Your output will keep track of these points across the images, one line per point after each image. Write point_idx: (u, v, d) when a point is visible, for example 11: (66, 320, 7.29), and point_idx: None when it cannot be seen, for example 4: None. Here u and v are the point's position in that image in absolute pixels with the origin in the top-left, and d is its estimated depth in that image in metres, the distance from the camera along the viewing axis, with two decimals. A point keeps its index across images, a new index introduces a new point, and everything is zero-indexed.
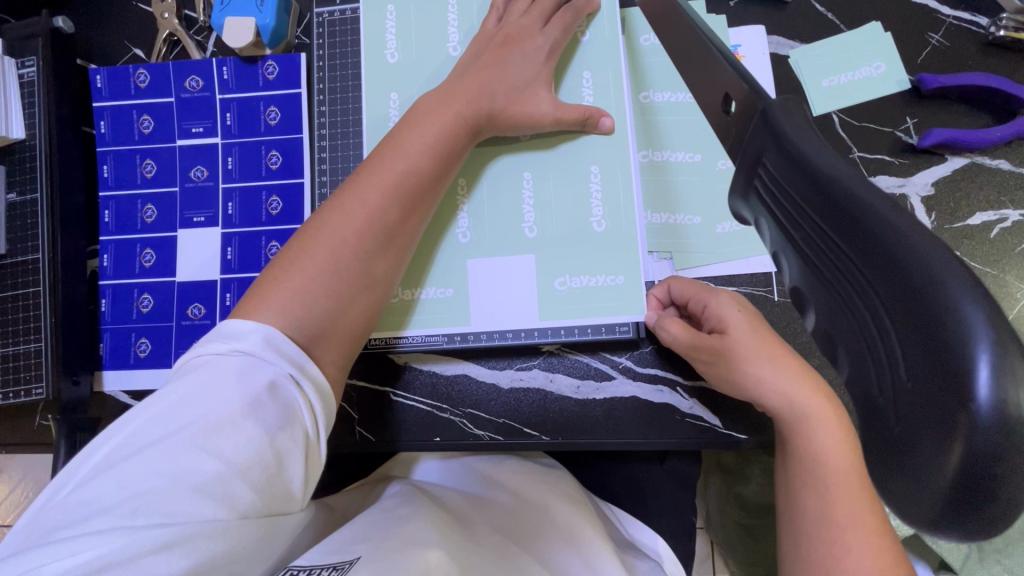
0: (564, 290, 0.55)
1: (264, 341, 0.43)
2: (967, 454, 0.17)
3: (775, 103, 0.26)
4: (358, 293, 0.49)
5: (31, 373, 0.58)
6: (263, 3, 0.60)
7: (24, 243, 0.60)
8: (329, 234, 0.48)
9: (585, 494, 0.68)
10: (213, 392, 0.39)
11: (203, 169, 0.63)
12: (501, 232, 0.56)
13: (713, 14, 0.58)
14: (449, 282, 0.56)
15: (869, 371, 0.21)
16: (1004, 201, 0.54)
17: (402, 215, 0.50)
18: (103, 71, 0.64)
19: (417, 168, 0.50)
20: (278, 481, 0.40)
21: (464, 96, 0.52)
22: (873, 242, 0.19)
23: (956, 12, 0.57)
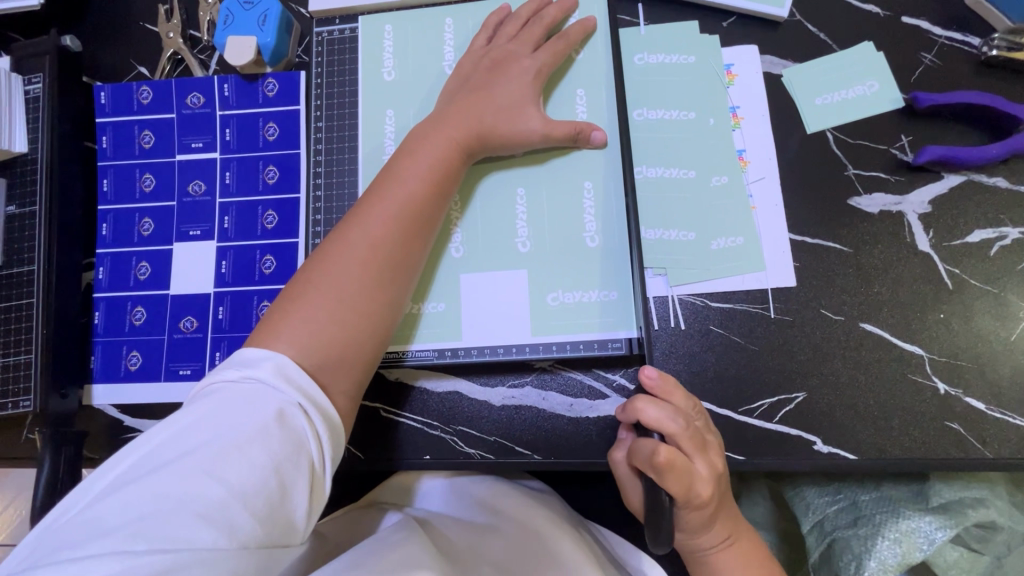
0: (556, 305, 0.54)
1: (275, 368, 0.43)
2: None
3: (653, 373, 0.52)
4: (369, 315, 0.48)
5: (18, 386, 0.57)
6: (264, 22, 0.62)
7: (20, 255, 0.60)
8: (335, 262, 0.48)
9: (576, 517, 0.67)
10: (222, 419, 0.40)
11: (201, 183, 0.64)
12: (495, 248, 0.56)
13: (706, 34, 0.59)
14: (441, 297, 0.56)
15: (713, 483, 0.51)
16: (1003, 219, 0.54)
17: (410, 241, 0.51)
18: (108, 88, 0.65)
19: (425, 196, 0.51)
20: (282, 510, 0.39)
21: (459, 118, 0.53)
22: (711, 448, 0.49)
23: (948, 32, 0.57)
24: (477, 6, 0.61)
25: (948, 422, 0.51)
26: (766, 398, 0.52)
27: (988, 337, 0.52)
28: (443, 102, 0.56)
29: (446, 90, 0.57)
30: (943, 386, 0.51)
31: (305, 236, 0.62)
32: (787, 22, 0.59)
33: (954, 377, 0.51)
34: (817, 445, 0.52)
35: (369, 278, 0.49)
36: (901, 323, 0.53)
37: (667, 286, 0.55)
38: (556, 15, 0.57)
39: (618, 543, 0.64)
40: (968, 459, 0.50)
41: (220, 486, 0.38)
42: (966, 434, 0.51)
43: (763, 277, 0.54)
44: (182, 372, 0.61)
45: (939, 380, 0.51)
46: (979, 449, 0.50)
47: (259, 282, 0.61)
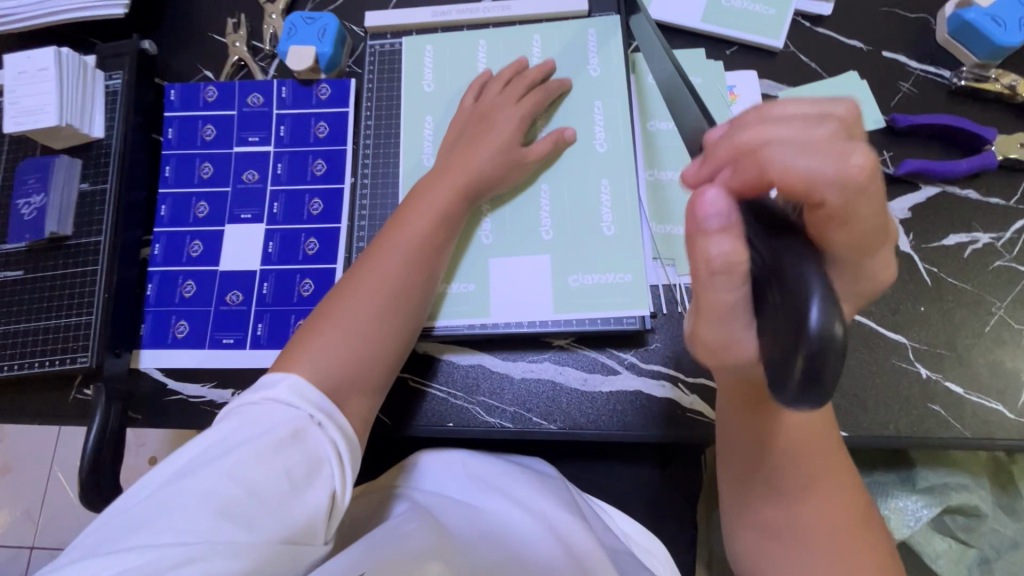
0: (576, 286, 0.60)
1: (290, 389, 0.47)
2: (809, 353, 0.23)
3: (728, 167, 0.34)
4: (378, 341, 0.53)
5: (77, 344, 0.63)
6: (323, 35, 0.70)
7: (88, 227, 0.66)
8: (348, 298, 0.53)
9: (572, 488, 0.69)
10: (245, 430, 0.43)
11: (254, 172, 0.71)
12: (523, 234, 0.62)
13: (711, 60, 0.67)
14: (471, 278, 0.61)
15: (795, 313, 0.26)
16: (975, 225, 0.60)
17: (416, 276, 0.56)
18: (177, 87, 0.73)
19: (432, 234, 0.57)
20: (301, 512, 0.42)
21: (458, 164, 0.59)
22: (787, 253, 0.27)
23: (922, 65, 0.65)
24: (510, 29, 0.69)
25: (930, 404, 0.56)
26: None
27: (964, 329, 0.57)
28: (444, 151, 0.63)
29: (446, 140, 0.64)
30: (925, 371, 0.57)
31: (347, 222, 0.68)
32: (782, 52, 0.67)
33: (935, 364, 0.57)
34: None
35: (379, 308, 0.53)
36: (886, 314, 0.58)
37: (675, 275, 0.61)
38: (537, 75, 0.64)
39: (625, 525, 0.66)
40: (948, 437, 0.55)
41: (242, 487, 0.40)
42: (946, 414, 0.55)
43: None
44: (225, 340, 0.66)
45: (921, 366, 0.57)
46: (958, 429, 0.55)
47: (302, 262, 0.67)
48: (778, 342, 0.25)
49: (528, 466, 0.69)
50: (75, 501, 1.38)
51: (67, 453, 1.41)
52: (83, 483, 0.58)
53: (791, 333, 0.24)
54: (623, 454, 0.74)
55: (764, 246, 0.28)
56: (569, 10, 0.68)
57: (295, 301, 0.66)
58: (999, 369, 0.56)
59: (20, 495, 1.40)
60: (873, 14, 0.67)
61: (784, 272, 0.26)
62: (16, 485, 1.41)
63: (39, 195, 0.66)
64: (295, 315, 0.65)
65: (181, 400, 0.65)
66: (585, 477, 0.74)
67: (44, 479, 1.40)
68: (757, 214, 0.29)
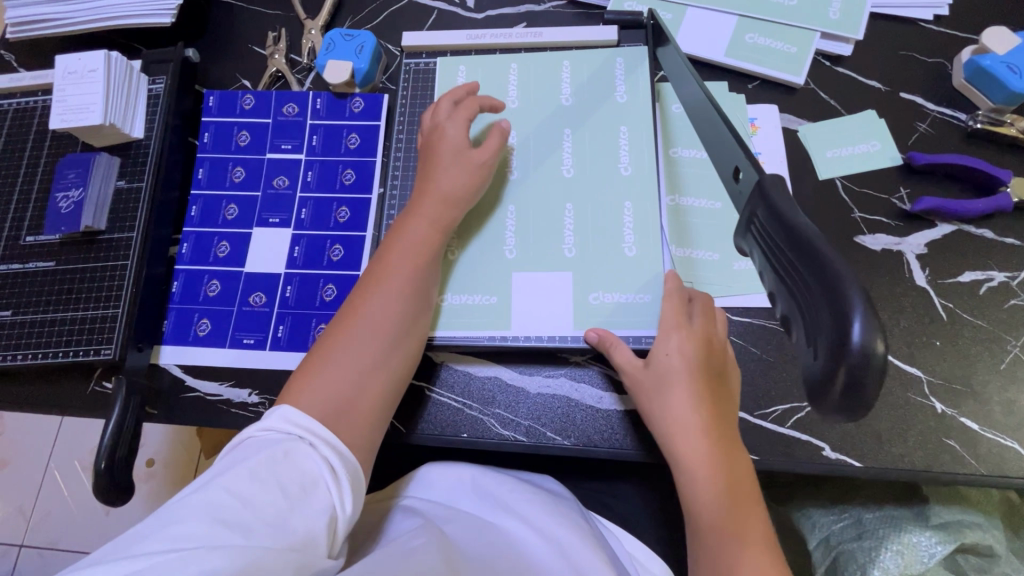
0: (597, 303, 0.61)
1: (284, 417, 0.48)
2: (850, 369, 0.27)
3: (770, 179, 0.34)
4: (374, 377, 0.53)
5: (102, 335, 0.64)
6: (361, 52, 0.73)
7: (122, 223, 0.68)
8: (343, 336, 0.53)
9: (584, 514, 0.68)
10: (236, 455, 0.44)
11: (284, 179, 0.72)
12: (545, 251, 0.63)
13: (734, 93, 0.69)
14: (495, 291, 0.62)
15: (816, 320, 0.29)
16: (991, 264, 0.61)
17: (406, 311, 0.56)
18: (216, 94, 0.76)
19: (416, 264, 0.57)
20: (300, 522, 0.41)
21: (433, 200, 0.60)
22: (813, 258, 0.29)
23: (938, 107, 0.68)
24: (540, 55, 0.71)
25: (945, 439, 0.56)
26: (779, 404, 0.58)
27: (979, 365, 0.58)
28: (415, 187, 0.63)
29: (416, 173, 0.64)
30: (940, 406, 0.57)
31: (372, 231, 0.69)
32: (803, 89, 0.69)
33: (950, 399, 0.57)
34: (826, 450, 0.56)
35: (370, 344, 0.53)
36: (901, 348, 0.59)
37: None
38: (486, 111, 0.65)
39: (634, 549, 0.65)
40: (963, 474, 0.55)
41: (234, 497, 0.40)
42: (962, 450, 0.55)
43: None
44: (246, 341, 0.67)
45: (937, 401, 0.57)
46: (973, 465, 0.55)
47: (326, 268, 0.68)
48: (818, 355, 0.28)
49: (539, 488, 0.69)
50: (69, 501, 1.37)
51: (65, 451, 1.41)
52: (100, 473, 0.58)
53: (831, 351, 0.27)
54: (632, 476, 0.74)
55: (804, 263, 0.30)
56: (598, 39, 0.70)
57: (317, 306, 0.67)
58: (1015, 407, 0.57)
59: (15, 491, 1.39)
60: (891, 57, 0.70)
61: (828, 289, 0.28)
62: (12, 480, 1.40)
63: (78, 189, 0.67)
64: (317, 319, 0.66)
65: (198, 398, 0.65)
66: (592, 497, 0.74)
67: (41, 476, 1.39)
68: (787, 233, 0.32)
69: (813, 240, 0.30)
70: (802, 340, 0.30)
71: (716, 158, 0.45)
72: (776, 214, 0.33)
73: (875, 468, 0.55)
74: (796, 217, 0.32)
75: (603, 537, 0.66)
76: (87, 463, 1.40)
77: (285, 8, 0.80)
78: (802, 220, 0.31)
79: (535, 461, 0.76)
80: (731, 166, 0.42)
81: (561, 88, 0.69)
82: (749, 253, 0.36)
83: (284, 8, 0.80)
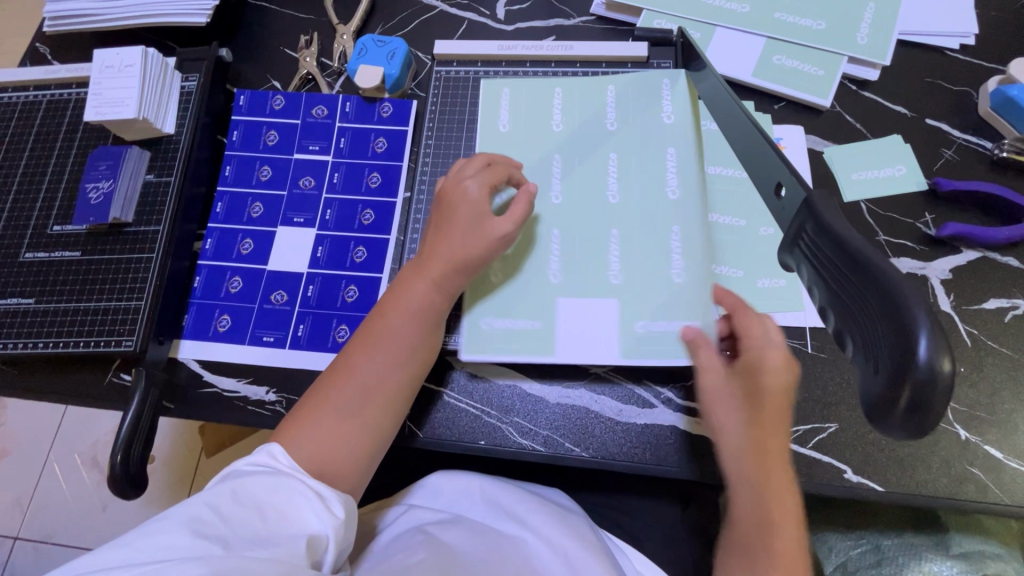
0: (644, 332, 0.60)
1: (270, 454, 0.48)
2: (914, 387, 0.27)
3: (816, 194, 0.35)
4: (357, 439, 0.52)
5: (124, 327, 0.64)
6: (392, 58, 0.74)
7: (150, 216, 0.68)
8: (333, 391, 0.53)
9: (592, 528, 0.67)
10: (226, 477, 0.45)
11: (311, 179, 0.73)
12: (581, 275, 0.63)
13: (761, 112, 0.70)
14: (541, 318, 0.62)
15: (876, 337, 0.29)
16: (1016, 292, 0.61)
17: (396, 375, 0.55)
18: (247, 94, 0.76)
19: (410, 328, 0.56)
20: (281, 537, 0.41)
21: (437, 257, 0.57)
22: (870, 276, 0.30)
23: (965, 135, 0.68)
24: (592, 85, 0.71)
25: (969, 467, 0.55)
26: (801, 424, 0.57)
27: (1004, 394, 0.58)
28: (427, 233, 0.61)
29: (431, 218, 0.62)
30: (964, 433, 0.56)
31: (397, 235, 0.70)
32: (829, 111, 0.70)
33: (974, 427, 0.56)
34: (847, 473, 0.56)
35: (356, 409, 0.53)
36: None
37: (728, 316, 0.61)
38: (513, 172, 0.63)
39: (643, 567, 0.64)
40: (987, 503, 0.54)
41: (216, 513, 0.41)
42: (986, 479, 0.55)
43: (799, 315, 0.61)
44: (266, 338, 0.66)
45: (961, 428, 0.56)
46: (997, 494, 0.54)
47: (349, 269, 0.68)
48: (880, 373, 0.29)
49: (550, 499, 0.68)
50: (67, 494, 1.36)
51: (64, 445, 1.40)
52: (116, 465, 0.58)
53: (895, 369, 0.28)
54: (645, 492, 0.73)
55: (860, 281, 0.30)
56: (627, 55, 0.71)
57: (338, 307, 0.67)
58: None
59: (13, 482, 1.38)
60: (918, 83, 0.71)
61: (891, 306, 0.28)
62: (11, 471, 1.39)
63: (108, 181, 0.68)
64: (338, 319, 0.66)
65: (215, 394, 0.65)
66: (604, 512, 0.73)
67: (40, 467, 1.38)
68: (839, 252, 0.32)
69: (869, 255, 0.30)
70: (860, 357, 0.30)
71: (757, 179, 0.46)
72: (825, 229, 0.33)
73: (896, 492, 0.55)
74: (846, 233, 0.32)
75: (611, 552, 0.64)
76: (86, 457, 1.39)
77: (318, 13, 0.81)
78: (852, 235, 0.32)
79: (547, 473, 0.75)
80: (773, 183, 0.42)
81: (607, 115, 0.69)
82: (796, 268, 0.37)
83: (316, 12, 0.81)
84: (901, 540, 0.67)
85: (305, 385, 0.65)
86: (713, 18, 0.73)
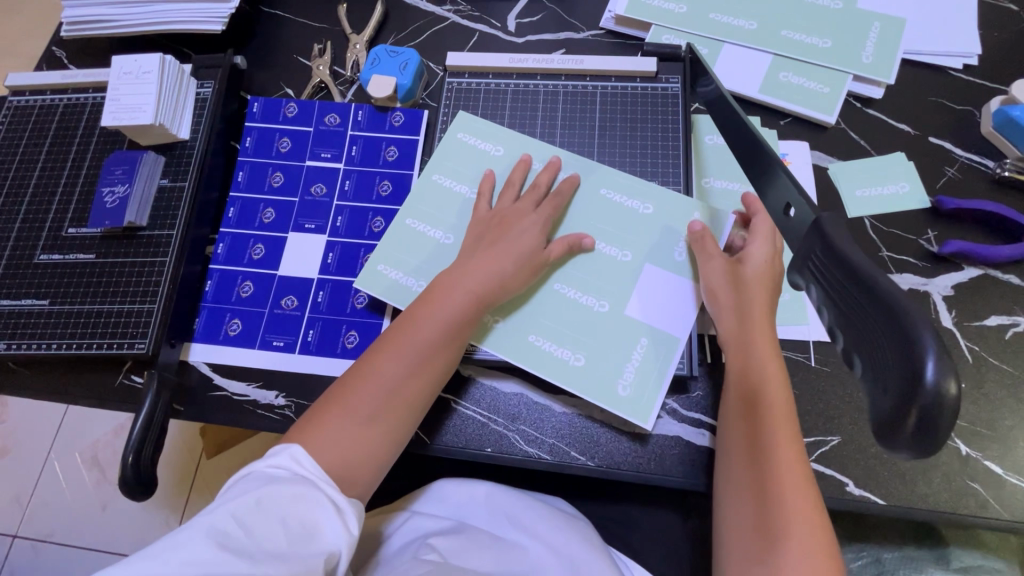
0: (682, 258, 0.63)
1: (293, 456, 0.48)
2: (921, 410, 0.27)
3: (826, 217, 0.36)
4: (376, 443, 0.53)
5: (136, 330, 0.65)
6: (405, 68, 0.75)
7: (163, 220, 0.69)
8: (361, 394, 0.54)
9: (596, 534, 0.68)
10: (249, 482, 0.45)
11: (322, 186, 0.74)
12: (623, 322, 0.61)
13: (766, 128, 0.71)
14: (641, 334, 0.61)
15: (885, 359, 0.30)
16: (1017, 309, 0.62)
17: (420, 383, 0.56)
18: (261, 101, 0.77)
19: (442, 338, 0.57)
20: (300, 554, 0.42)
21: (475, 271, 0.59)
22: (879, 298, 0.30)
23: (967, 154, 0.69)
24: (474, 116, 0.73)
25: (969, 481, 0.56)
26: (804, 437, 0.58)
27: (1004, 410, 0.58)
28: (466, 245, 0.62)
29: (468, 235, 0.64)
30: (964, 448, 0.57)
31: None
32: (834, 128, 0.71)
33: (975, 442, 0.57)
34: (849, 486, 0.56)
35: (378, 418, 0.53)
36: None
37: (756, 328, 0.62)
38: (546, 179, 0.66)
39: None
40: (986, 518, 0.55)
41: (241, 527, 0.42)
42: (986, 494, 0.56)
43: (803, 329, 0.62)
44: (275, 343, 0.67)
45: (961, 443, 0.57)
46: (997, 509, 0.55)
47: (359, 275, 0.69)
48: (888, 393, 0.29)
49: (554, 507, 0.69)
50: (69, 493, 1.36)
51: (66, 443, 1.40)
52: (126, 466, 0.59)
53: (905, 389, 0.28)
54: (648, 501, 0.74)
55: (869, 303, 0.31)
56: (636, 70, 0.72)
57: (348, 313, 0.68)
58: None
59: (15, 479, 1.38)
60: (921, 102, 0.72)
61: (896, 330, 0.29)
62: (12, 468, 1.39)
63: (123, 185, 0.69)
64: (347, 325, 0.67)
65: (225, 397, 0.66)
66: (606, 520, 0.73)
67: (41, 465, 1.39)
68: (847, 274, 0.33)
69: (877, 280, 0.31)
70: (868, 378, 0.31)
71: (765, 199, 0.46)
72: (834, 253, 0.34)
73: (897, 506, 0.56)
74: (854, 258, 0.33)
75: (614, 557, 0.65)
76: (88, 457, 1.39)
77: (331, 22, 0.83)
78: (858, 258, 0.33)
79: (551, 480, 0.76)
80: (782, 205, 0.43)
81: (487, 143, 0.71)
82: (804, 288, 0.38)
83: (330, 22, 0.83)
84: (901, 554, 0.68)
85: (313, 390, 0.66)
86: (721, 34, 0.75)
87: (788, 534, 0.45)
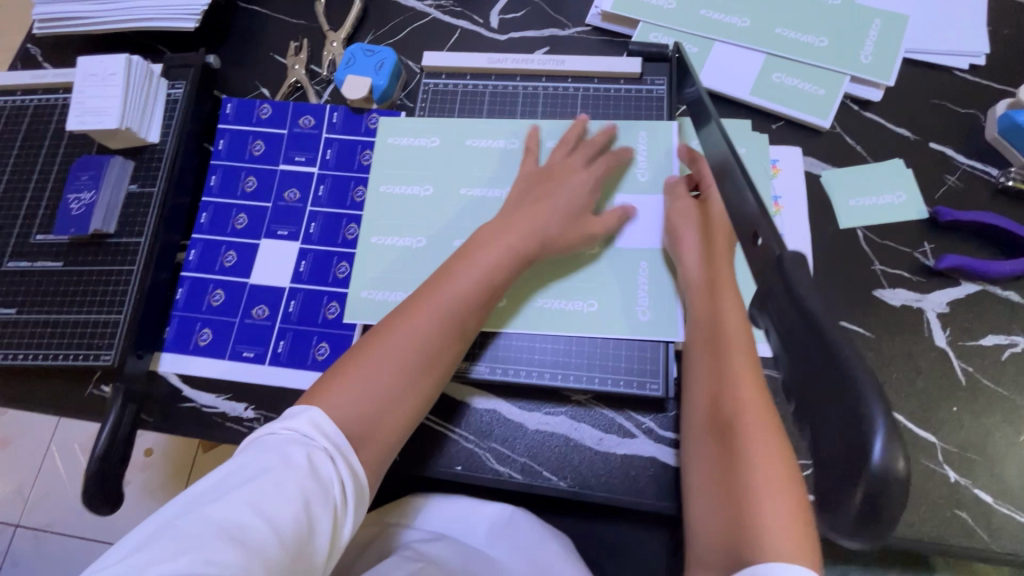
0: (646, 174, 0.64)
1: (310, 419, 0.44)
2: (864, 493, 0.25)
3: (789, 255, 0.34)
4: (401, 395, 0.49)
5: (102, 340, 0.64)
6: (381, 68, 0.72)
7: (132, 227, 0.68)
8: (392, 339, 0.50)
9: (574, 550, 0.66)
10: (262, 459, 0.41)
11: (296, 191, 0.72)
12: (608, 270, 0.61)
13: (757, 132, 0.66)
14: (641, 260, 0.61)
15: (830, 427, 0.27)
16: (1015, 329, 0.59)
17: (450, 331, 0.52)
18: (234, 102, 0.75)
19: (480, 289, 0.54)
20: (310, 542, 0.39)
21: (512, 224, 0.58)
22: (832, 358, 0.28)
23: (970, 161, 0.65)
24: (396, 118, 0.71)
25: (957, 510, 0.53)
26: None
27: (998, 434, 0.56)
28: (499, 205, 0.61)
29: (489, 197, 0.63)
30: (954, 475, 0.54)
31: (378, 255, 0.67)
32: (828, 132, 0.67)
33: (965, 469, 0.55)
34: None
35: (408, 365, 0.50)
36: (919, 409, 0.57)
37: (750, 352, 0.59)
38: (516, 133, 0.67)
39: None
40: (974, 548, 0.52)
41: (256, 517, 0.38)
42: (974, 524, 0.53)
43: None
44: (246, 354, 0.66)
45: (951, 469, 0.55)
46: (987, 539, 0.52)
47: (331, 285, 0.67)
48: (826, 465, 0.27)
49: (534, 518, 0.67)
50: (68, 485, 1.38)
51: (64, 436, 1.41)
52: (91, 480, 0.58)
53: (846, 463, 0.26)
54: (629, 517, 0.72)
55: (819, 359, 0.29)
56: (620, 70, 0.69)
57: (319, 323, 0.66)
58: None
59: (15, 469, 1.40)
60: (923, 105, 0.68)
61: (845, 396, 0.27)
62: (12, 459, 1.40)
63: (90, 192, 0.67)
64: (319, 336, 0.66)
65: (194, 409, 0.65)
66: (586, 535, 0.72)
67: (40, 457, 1.40)
68: (801, 319, 0.31)
69: (834, 339, 0.29)
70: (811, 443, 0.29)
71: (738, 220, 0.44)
72: (793, 298, 0.32)
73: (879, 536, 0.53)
74: (813, 306, 0.31)
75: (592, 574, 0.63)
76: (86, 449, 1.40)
77: (308, 19, 0.80)
78: (818, 308, 0.31)
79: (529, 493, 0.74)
80: (750, 231, 0.41)
81: (422, 137, 0.69)
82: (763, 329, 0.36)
83: (307, 18, 0.80)
84: None
85: (283, 403, 0.64)
86: (712, 32, 0.71)
87: (755, 476, 0.39)
